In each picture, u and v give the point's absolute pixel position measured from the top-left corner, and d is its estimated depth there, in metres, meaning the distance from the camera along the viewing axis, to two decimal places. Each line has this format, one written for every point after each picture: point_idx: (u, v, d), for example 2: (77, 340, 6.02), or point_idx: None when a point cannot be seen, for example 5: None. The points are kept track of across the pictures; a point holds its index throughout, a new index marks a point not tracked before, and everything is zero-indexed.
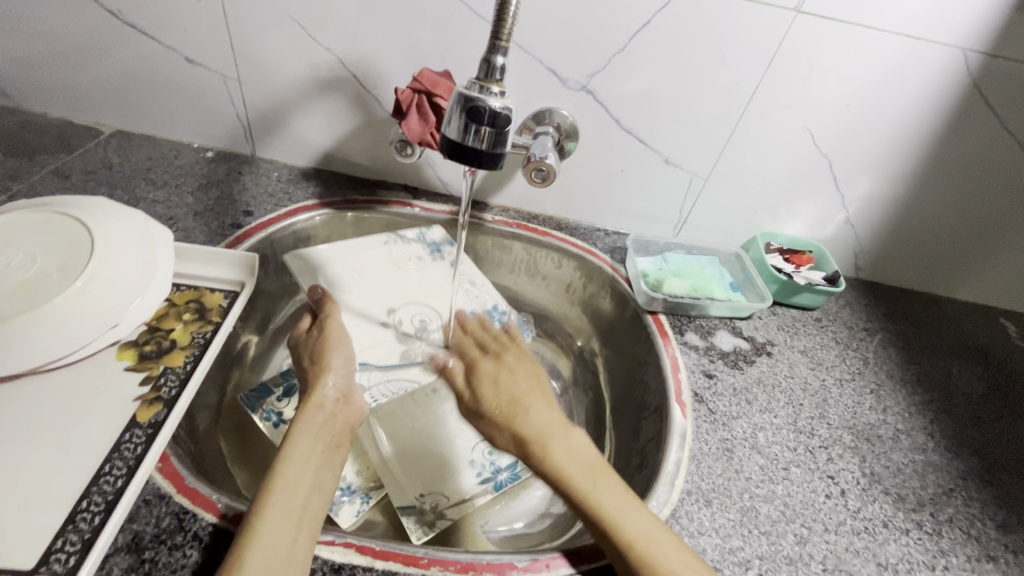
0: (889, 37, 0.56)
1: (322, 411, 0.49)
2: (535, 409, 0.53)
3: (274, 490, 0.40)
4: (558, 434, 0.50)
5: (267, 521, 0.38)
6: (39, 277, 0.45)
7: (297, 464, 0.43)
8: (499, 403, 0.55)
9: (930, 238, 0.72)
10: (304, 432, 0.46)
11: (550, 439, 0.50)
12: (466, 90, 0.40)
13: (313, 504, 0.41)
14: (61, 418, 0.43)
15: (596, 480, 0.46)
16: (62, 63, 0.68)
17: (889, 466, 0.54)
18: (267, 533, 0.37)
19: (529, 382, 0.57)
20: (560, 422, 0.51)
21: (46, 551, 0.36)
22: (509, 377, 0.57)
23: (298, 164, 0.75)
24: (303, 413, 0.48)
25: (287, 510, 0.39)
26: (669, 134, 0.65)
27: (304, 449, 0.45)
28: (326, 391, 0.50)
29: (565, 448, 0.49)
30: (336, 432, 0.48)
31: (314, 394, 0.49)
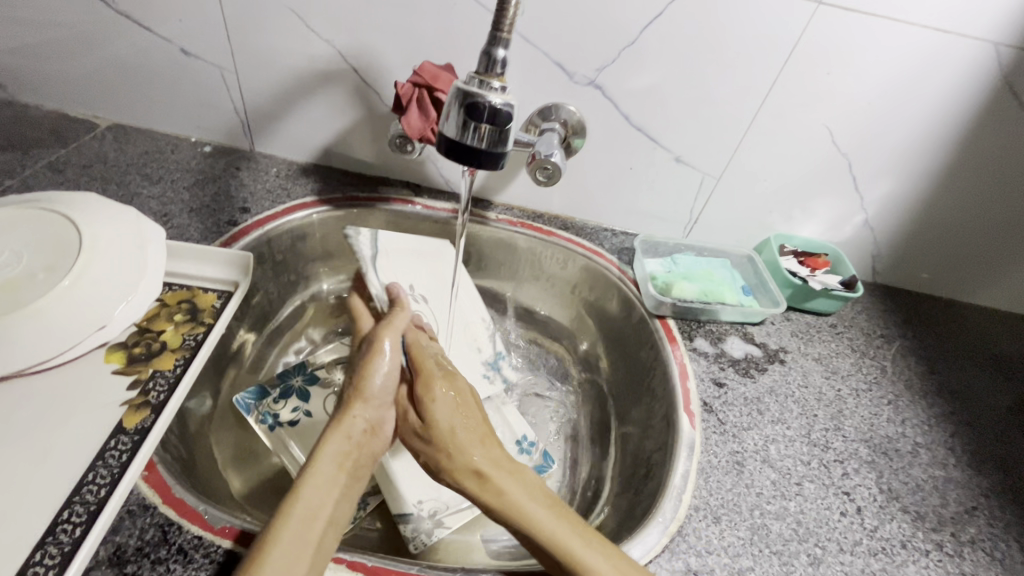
0: (915, 30, 0.53)
1: (349, 442, 0.45)
2: (472, 447, 0.46)
3: (285, 528, 0.37)
4: (505, 471, 0.44)
5: (272, 561, 0.34)
6: (24, 276, 0.43)
7: (316, 495, 0.40)
8: (447, 429, 0.47)
9: (953, 241, 0.69)
10: (325, 462, 0.43)
11: (506, 486, 0.43)
12: (465, 85, 0.38)
13: (327, 543, 0.38)
14: (45, 423, 0.41)
15: (579, 533, 0.40)
16: (57, 54, 0.66)
17: (908, 483, 0.52)
18: (274, 575, 0.34)
19: (472, 415, 0.49)
20: (505, 460, 0.45)
21: (24, 564, 0.34)
22: (461, 410, 0.49)
23: (298, 160, 0.73)
24: (328, 439, 0.44)
25: (297, 550, 0.36)
26: (679, 132, 0.62)
27: (327, 479, 0.41)
28: (356, 421, 0.46)
29: (519, 484, 0.43)
30: (360, 465, 0.45)
31: (345, 424, 0.46)
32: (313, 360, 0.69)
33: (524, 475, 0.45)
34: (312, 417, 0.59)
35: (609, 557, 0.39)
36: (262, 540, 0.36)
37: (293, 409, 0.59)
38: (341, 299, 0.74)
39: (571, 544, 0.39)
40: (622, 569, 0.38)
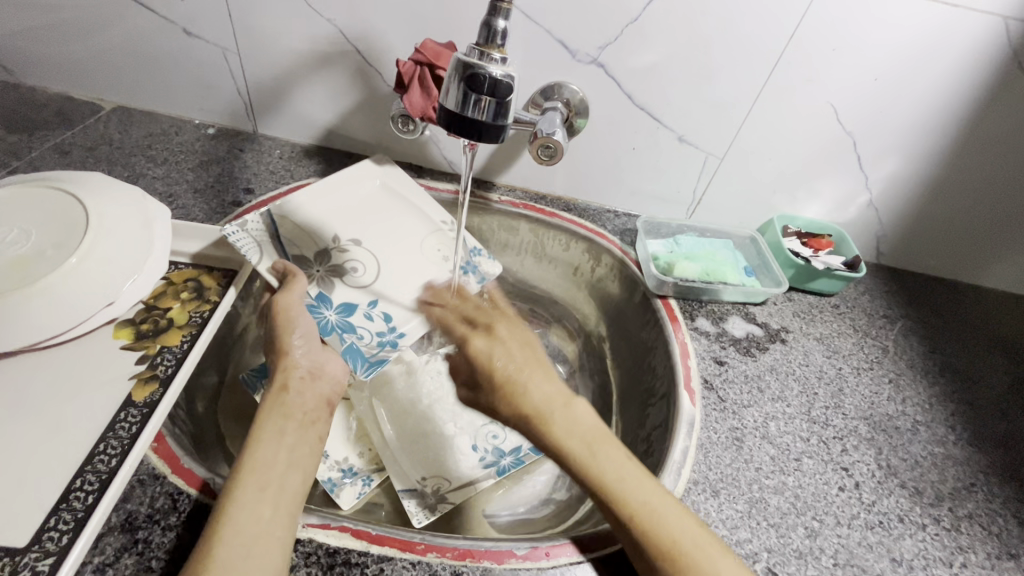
0: (922, 3, 0.52)
1: (288, 392, 0.47)
2: (535, 381, 0.49)
3: (247, 471, 0.39)
4: (559, 404, 0.47)
5: (235, 510, 0.36)
6: (33, 253, 0.44)
7: (268, 448, 0.41)
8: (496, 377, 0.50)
9: (957, 222, 0.68)
10: (273, 411, 0.45)
11: (552, 414, 0.46)
12: (465, 56, 0.37)
13: (293, 478, 0.40)
14: (58, 396, 0.42)
15: (624, 468, 0.42)
16: (61, 36, 0.67)
17: (907, 459, 0.52)
18: (240, 513, 0.36)
19: (525, 351, 0.53)
20: (560, 393, 0.48)
21: (40, 528, 0.35)
22: (504, 351, 0.53)
23: (301, 142, 0.73)
24: (274, 394, 0.46)
25: (262, 489, 0.38)
26: (683, 111, 0.62)
27: (276, 432, 0.43)
28: (291, 372, 0.49)
29: (543, 390, 0.48)
30: (309, 411, 0.46)
31: (279, 377, 0.48)
32: None
33: (577, 404, 0.47)
34: None
35: (638, 480, 0.41)
36: (227, 487, 0.38)
37: None
38: None
39: (589, 461, 0.42)
40: (626, 472, 0.42)
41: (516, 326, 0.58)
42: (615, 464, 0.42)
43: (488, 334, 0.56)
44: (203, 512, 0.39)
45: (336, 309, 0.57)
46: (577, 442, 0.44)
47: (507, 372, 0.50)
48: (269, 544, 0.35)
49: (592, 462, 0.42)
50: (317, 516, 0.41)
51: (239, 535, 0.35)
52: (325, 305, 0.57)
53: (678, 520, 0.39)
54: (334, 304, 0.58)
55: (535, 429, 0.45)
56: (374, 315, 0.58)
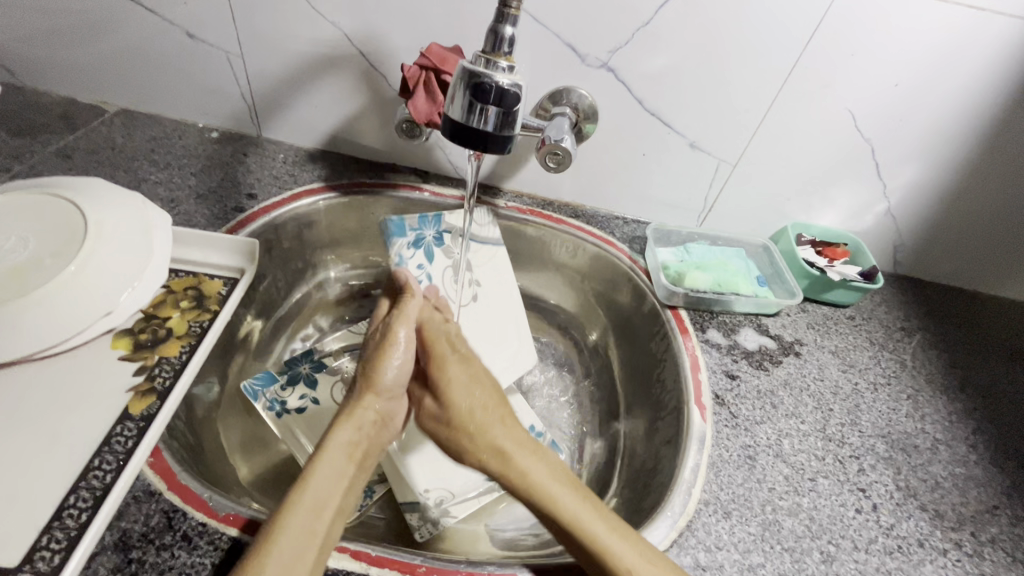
0: (946, 6, 0.50)
1: (357, 429, 0.47)
2: (494, 428, 0.49)
3: (303, 503, 0.38)
4: (523, 449, 0.48)
5: (287, 540, 0.36)
6: (31, 262, 0.43)
7: (327, 483, 0.41)
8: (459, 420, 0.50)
9: (978, 231, 0.66)
10: (337, 447, 0.45)
11: (518, 454, 0.47)
12: (470, 64, 0.36)
13: (338, 523, 0.39)
14: (54, 408, 0.41)
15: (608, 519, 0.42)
16: (65, 39, 0.66)
17: (927, 480, 0.50)
18: (289, 545, 0.35)
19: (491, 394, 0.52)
20: (528, 440, 0.49)
21: (31, 548, 0.34)
22: (473, 390, 0.52)
23: (305, 146, 0.72)
24: (343, 423, 0.47)
25: (307, 530, 0.37)
26: (695, 117, 0.60)
27: (336, 469, 0.43)
28: (368, 409, 0.49)
29: (511, 435, 0.49)
30: (368, 457, 0.47)
31: (357, 412, 0.48)
32: (320, 348, 0.67)
33: (544, 452, 0.48)
34: (319, 405, 0.59)
35: (612, 522, 0.42)
36: (279, 512, 0.37)
37: (301, 396, 0.59)
38: (347, 287, 0.74)
39: (558, 498, 0.44)
40: (613, 521, 0.42)
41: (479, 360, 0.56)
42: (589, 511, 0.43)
43: (462, 364, 0.54)
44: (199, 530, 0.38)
45: (435, 236, 0.66)
46: (539, 475, 0.46)
47: (469, 414, 0.51)
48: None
49: (550, 488, 0.45)
50: None
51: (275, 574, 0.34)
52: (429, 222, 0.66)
53: (630, 546, 0.40)
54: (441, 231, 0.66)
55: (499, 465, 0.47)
56: (423, 272, 0.65)
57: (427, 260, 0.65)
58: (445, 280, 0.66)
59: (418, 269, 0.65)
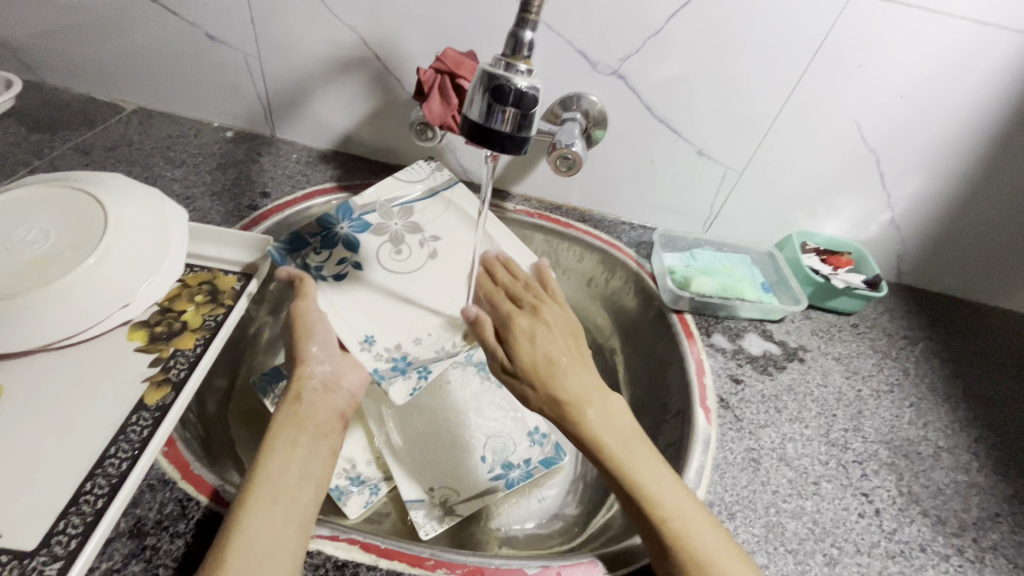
0: (950, 21, 0.51)
1: (302, 402, 0.46)
2: (568, 373, 0.48)
3: (259, 484, 0.39)
4: (594, 394, 0.46)
5: (249, 521, 0.36)
6: (52, 253, 0.44)
7: (281, 458, 0.41)
8: (533, 364, 0.49)
9: (981, 242, 0.67)
10: (286, 420, 0.44)
11: (590, 406, 0.45)
12: (490, 67, 0.37)
13: (305, 493, 0.40)
14: (72, 397, 0.42)
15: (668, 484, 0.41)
16: (86, 37, 0.67)
17: (929, 486, 0.51)
18: (253, 525, 0.36)
19: (569, 343, 0.52)
20: (594, 384, 0.47)
21: (48, 532, 0.35)
22: (547, 337, 0.52)
23: (318, 146, 0.73)
24: (288, 399, 0.47)
25: (274, 501, 0.38)
26: (703, 124, 0.62)
27: (289, 441, 0.43)
28: (306, 382, 0.48)
29: (580, 381, 0.47)
30: (323, 422, 0.46)
31: (293, 386, 0.48)
32: None
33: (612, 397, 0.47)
34: None
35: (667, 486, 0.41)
36: (240, 495, 0.38)
37: None
38: None
39: (621, 456, 0.42)
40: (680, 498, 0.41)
41: (562, 310, 0.56)
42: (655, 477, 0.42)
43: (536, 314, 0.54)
44: (212, 519, 0.38)
45: (351, 224, 0.62)
46: (594, 420, 0.44)
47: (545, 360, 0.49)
48: (280, 557, 0.35)
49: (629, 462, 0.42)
50: (325, 527, 0.41)
51: (251, 544, 0.35)
52: (340, 217, 0.62)
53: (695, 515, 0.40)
54: (355, 219, 0.63)
55: (569, 413, 0.45)
56: (350, 264, 0.61)
57: (351, 252, 0.61)
58: (384, 257, 0.62)
59: (343, 264, 0.60)
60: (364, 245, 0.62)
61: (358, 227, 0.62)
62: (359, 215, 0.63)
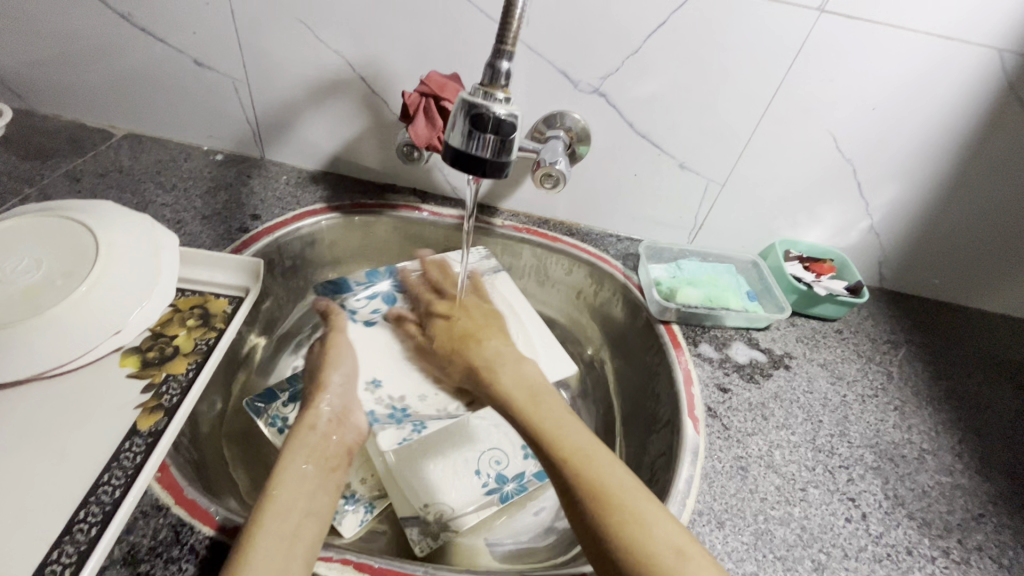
0: (915, 36, 0.53)
1: (314, 432, 0.50)
2: (494, 342, 0.61)
3: (268, 514, 0.40)
4: (506, 363, 0.58)
5: (260, 545, 0.37)
6: (44, 282, 0.44)
7: (289, 489, 0.44)
8: (451, 339, 0.61)
9: (957, 247, 0.69)
10: (300, 452, 0.48)
11: (500, 367, 0.57)
12: (470, 95, 0.38)
13: (309, 526, 0.41)
14: (64, 426, 0.42)
15: (617, 471, 0.45)
16: (76, 66, 0.68)
17: (914, 489, 0.52)
18: (262, 550, 0.37)
19: (485, 312, 0.65)
20: (508, 352, 0.60)
21: (42, 562, 0.35)
22: (470, 321, 0.63)
23: (307, 167, 0.74)
24: (299, 428, 0.51)
25: (278, 528, 0.39)
26: (684, 139, 0.63)
27: (299, 470, 0.46)
28: (319, 413, 0.52)
29: (514, 380, 0.55)
30: (331, 455, 0.49)
31: (309, 415, 0.52)
32: None
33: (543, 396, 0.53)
34: None
35: (614, 471, 0.44)
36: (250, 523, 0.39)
37: None
38: None
39: (548, 428, 0.49)
40: (617, 470, 0.45)
41: (487, 304, 0.66)
42: (618, 476, 0.44)
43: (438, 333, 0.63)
44: (218, 550, 0.39)
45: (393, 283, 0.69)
46: (561, 433, 0.48)
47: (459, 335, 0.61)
48: None
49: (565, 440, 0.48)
50: (320, 548, 0.41)
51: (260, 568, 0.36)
52: (384, 274, 0.69)
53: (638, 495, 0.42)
54: (396, 282, 0.69)
55: (483, 376, 0.57)
56: (380, 314, 0.66)
57: (388, 302, 0.67)
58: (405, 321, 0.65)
59: (374, 312, 0.66)
60: (398, 299, 0.68)
61: (395, 285, 0.69)
62: (404, 274, 0.70)
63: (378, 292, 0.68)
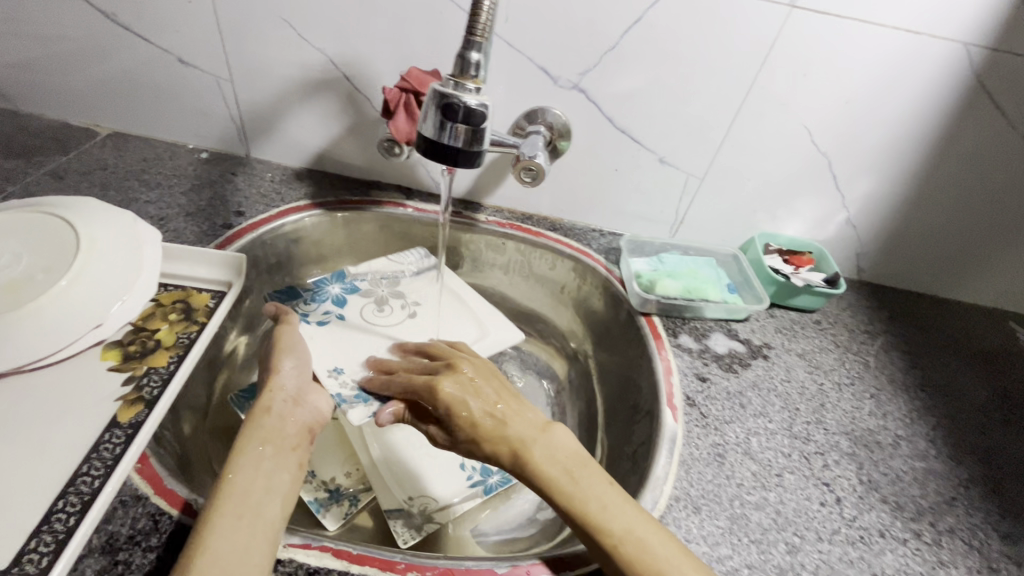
0: (884, 31, 0.54)
1: (270, 413, 0.46)
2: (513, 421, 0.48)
3: (224, 500, 0.39)
4: (537, 433, 0.47)
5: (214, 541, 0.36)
6: (23, 276, 0.45)
7: (245, 475, 0.41)
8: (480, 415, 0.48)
9: (931, 238, 0.70)
10: (254, 433, 0.44)
11: (533, 444, 0.46)
12: (441, 86, 0.39)
13: (269, 508, 0.40)
14: (44, 419, 0.43)
15: (619, 500, 0.43)
16: (60, 65, 0.69)
17: (888, 474, 0.53)
18: (217, 546, 0.36)
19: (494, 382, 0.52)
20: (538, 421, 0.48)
21: (20, 551, 0.35)
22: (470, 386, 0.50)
23: (292, 165, 0.75)
24: (259, 413, 0.46)
25: (237, 519, 0.38)
26: (663, 135, 0.64)
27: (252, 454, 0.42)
28: (276, 395, 0.48)
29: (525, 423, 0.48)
30: (290, 435, 0.46)
31: (262, 399, 0.47)
32: None
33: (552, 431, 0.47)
34: None
35: (612, 503, 0.42)
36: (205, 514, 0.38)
37: None
38: None
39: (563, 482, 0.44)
40: (613, 502, 0.42)
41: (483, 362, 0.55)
42: (622, 512, 0.42)
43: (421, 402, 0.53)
44: None
45: (343, 288, 0.67)
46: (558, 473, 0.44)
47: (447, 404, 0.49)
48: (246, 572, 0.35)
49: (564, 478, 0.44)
50: (298, 535, 0.41)
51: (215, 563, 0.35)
52: (333, 279, 0.68)
53: (636, 515, 0.42)
54: (346, 284, 0.68)
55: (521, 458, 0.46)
56: (333, 314, 0.63)
57: (338, 305, 0.64)
58: (367, 314, 0.64)
59: (326, 313, 0.63)
60: (349, 302, 0.65)
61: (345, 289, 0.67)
62: (352, 280, 0.68)
63: (328, 296, 0.65)
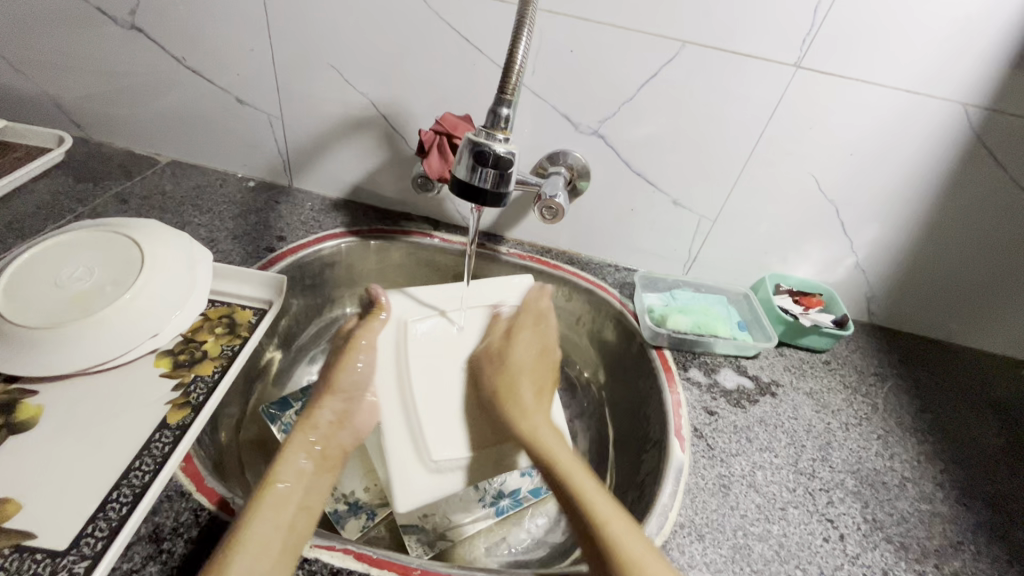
0: (887, 91, 0.58)
1: (314, 433, 0.53)
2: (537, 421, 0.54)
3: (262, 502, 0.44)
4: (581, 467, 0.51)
5: (256, 534, 0.41)
6: (95, 288, 0.50)
7: (288, 484, 0.47)
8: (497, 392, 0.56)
9: (941, 286, 0.72)
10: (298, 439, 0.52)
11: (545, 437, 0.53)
12: (474, 135, 0.44)
13: (300, 522, 0.44)
14: (103, 416, 0.47)
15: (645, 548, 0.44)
16: (133, 100, 0.77)
17: (893, 514, 0.54)
18: (257, 540, 0.41)
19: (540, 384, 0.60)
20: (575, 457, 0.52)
21: (78, 534, 0.39)
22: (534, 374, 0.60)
23: (330, 195, 0.81)
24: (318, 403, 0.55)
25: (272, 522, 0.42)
26: (676, 178, 0.68)
27: (295, 469, 0.49)
28: (322, 412, 0.54)
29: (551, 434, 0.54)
30: (331, 455, 0.52)
31: (312, 414, 0.54)
32: None
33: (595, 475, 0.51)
34: None
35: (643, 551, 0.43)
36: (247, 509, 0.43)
37: None
38: None
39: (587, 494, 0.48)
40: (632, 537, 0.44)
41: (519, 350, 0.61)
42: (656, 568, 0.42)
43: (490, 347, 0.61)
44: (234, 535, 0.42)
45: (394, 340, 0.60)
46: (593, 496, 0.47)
47: (512, 364, 0.60)
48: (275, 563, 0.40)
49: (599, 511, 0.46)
50: (323, 536, 0.45)
51: (252, 548, 0.40)
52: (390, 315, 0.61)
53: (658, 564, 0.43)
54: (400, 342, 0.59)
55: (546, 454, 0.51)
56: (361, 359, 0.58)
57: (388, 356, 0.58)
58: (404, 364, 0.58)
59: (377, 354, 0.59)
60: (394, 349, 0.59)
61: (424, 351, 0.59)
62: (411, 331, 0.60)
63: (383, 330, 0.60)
